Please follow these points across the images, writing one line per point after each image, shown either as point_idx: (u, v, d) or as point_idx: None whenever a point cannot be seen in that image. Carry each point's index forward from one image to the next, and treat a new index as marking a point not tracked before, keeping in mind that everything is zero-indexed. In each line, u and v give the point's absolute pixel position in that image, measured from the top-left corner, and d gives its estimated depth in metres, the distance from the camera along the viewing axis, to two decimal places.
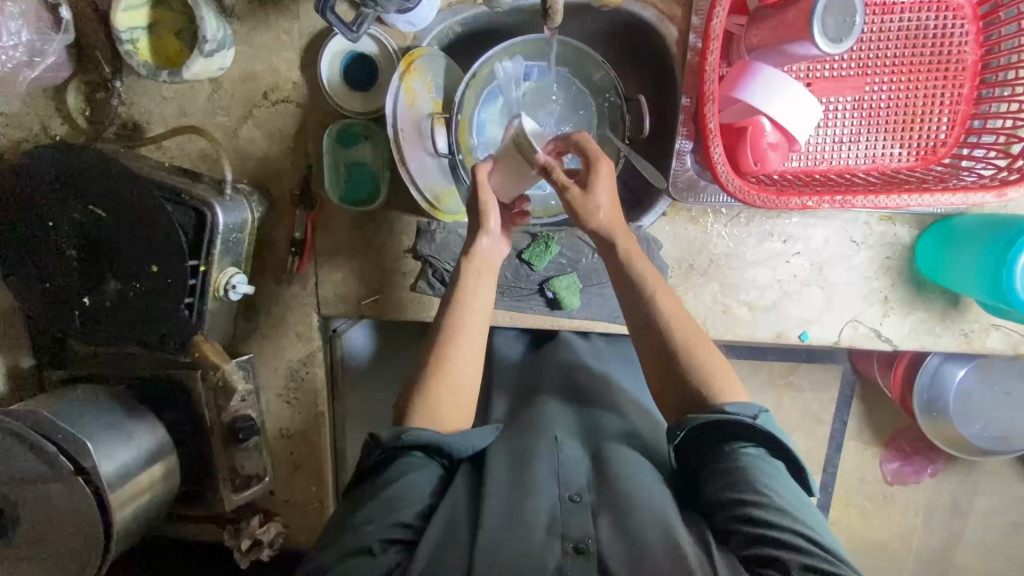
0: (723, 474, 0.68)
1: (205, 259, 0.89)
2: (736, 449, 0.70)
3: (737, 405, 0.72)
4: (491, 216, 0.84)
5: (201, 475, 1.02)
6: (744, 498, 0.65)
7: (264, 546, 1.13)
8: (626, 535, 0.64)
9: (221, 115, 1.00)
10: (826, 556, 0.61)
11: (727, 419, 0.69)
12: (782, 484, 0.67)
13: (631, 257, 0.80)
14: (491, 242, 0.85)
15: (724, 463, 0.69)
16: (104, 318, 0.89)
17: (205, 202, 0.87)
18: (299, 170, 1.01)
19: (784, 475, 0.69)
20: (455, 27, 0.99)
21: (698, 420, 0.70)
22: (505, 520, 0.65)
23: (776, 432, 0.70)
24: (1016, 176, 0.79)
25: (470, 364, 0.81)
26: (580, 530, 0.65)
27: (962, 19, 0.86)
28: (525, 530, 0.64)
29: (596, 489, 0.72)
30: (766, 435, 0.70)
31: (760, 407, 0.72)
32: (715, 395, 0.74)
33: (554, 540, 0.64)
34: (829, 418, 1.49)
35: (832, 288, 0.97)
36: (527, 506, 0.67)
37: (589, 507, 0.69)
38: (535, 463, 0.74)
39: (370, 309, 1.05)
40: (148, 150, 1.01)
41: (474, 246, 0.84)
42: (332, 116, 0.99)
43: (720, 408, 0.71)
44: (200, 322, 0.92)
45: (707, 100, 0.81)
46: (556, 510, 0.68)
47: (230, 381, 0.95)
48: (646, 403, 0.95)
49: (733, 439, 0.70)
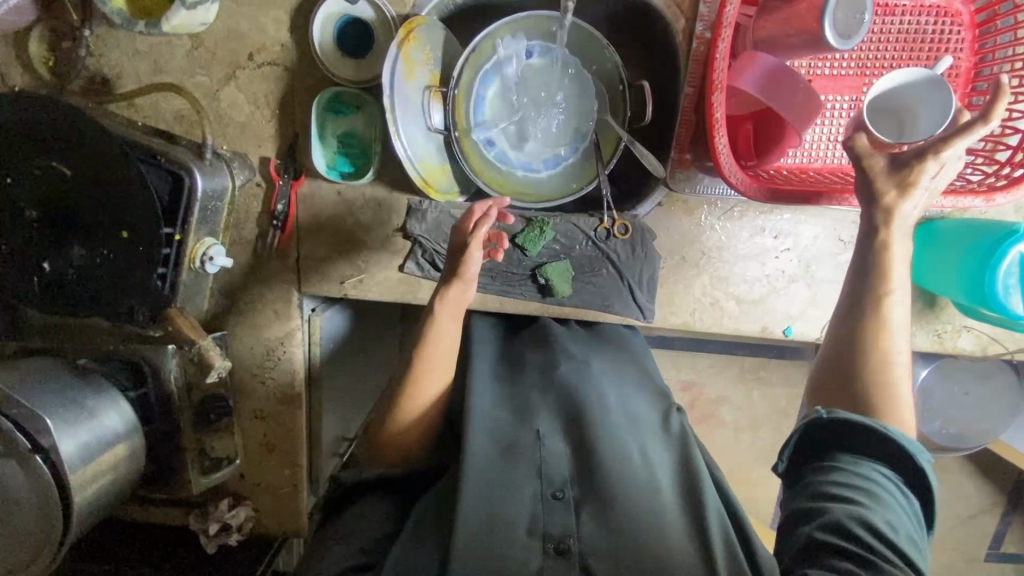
0: (835, 483, 0.62)
1: (182, 227, 0.84)
2: (869, 467, 0.63)
3: (898, 432, 0.64)
4: (472, 263, 0.80)
5: (166, 456, 0.97)
6: (855, 517, 0.58)
7: (232, 531, 1.09)
8: (609, 531, 0.65)
9: (200, 75, 0.93)
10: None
11: (883, 431, 0.63)
12: (906, 524, 0.60)
13: (892, 251, 0.71)
14: (465, 288, 0.81)
15: (843, 469, 0.63)
16: (72, 286, 0.83)
17: (184, 165, 0.82)
18: (286, 138, 0.95)
19: (912, 518, 0.62)
20: None
21: (852, 418, 0.64)
22: (488, 519, 0.66)
23: (927, 473, 0.64)
24: (1004, 183, 0.82)
25: (445, 354, 0.82)
26: (561, 529, 0.66)
27: (959, 26, 0.88)
28: (507, 530, 0.65)
29: (579, 482, 0.72)
30: (914, 469, 0.63)
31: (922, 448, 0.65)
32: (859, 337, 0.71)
33: (534, 542, 0.65)
34: (795, 412, 1.51)
35: (818, 285, 0.99)
36: (508, 504, 0.68)
37: (573, 503, 0.69)
38: (520, 458, 0.73)
39: (354, 289, 1.01)
40: (118, 109, 0.94)
41: (444, 291, 0.80)
42: (324, 83, 0.94)
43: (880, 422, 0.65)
44: (172, 294, 0.86)
45: (716, 88, 0.79)
46: (538, 508, 0.68)
47: (206, 357, 0.86)
48: (653, 379, 0.96)
49: (869, 460, 0.64)
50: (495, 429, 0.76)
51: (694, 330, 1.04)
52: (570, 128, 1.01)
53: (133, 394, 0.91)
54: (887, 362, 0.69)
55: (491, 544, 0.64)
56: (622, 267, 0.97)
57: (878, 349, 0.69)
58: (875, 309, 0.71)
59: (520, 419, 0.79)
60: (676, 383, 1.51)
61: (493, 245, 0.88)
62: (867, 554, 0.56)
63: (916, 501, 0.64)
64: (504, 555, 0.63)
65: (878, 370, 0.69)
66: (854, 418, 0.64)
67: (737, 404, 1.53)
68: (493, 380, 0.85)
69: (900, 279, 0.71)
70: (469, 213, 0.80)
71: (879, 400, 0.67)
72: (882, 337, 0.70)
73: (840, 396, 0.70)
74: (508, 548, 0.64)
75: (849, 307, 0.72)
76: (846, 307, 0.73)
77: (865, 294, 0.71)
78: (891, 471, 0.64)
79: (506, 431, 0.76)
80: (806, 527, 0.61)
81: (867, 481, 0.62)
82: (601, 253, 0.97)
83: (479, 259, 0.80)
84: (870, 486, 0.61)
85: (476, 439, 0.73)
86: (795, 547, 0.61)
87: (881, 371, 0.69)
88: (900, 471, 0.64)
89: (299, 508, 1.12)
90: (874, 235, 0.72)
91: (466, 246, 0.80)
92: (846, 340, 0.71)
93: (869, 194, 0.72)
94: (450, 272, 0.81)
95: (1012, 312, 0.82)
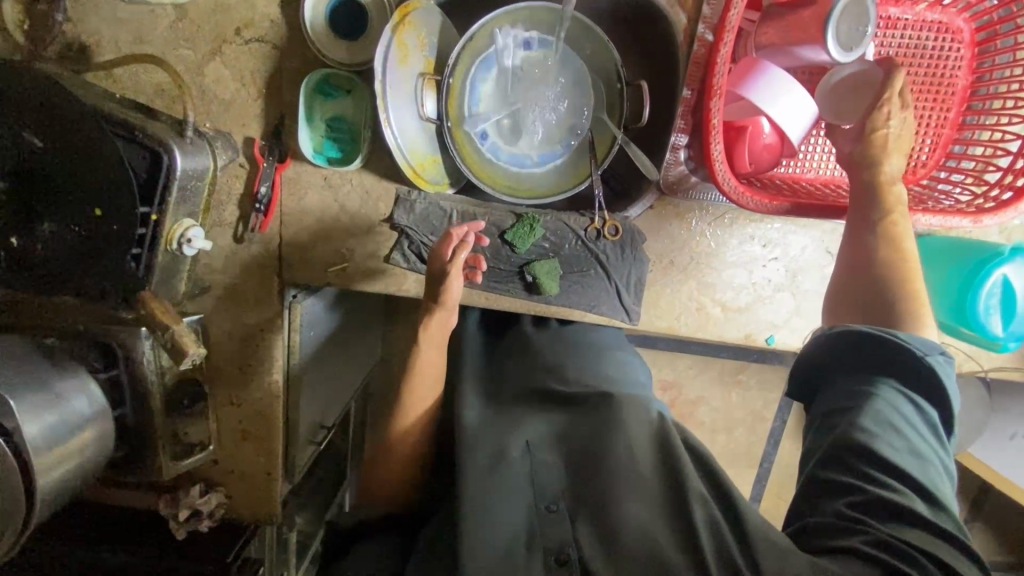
0: (841, 411, 0.64)
1: (159, 206, 0.80)
2: (878, 385, 0.63)
3: (908, 336, 0.65)
4: (454, 288, 0.80)
5: (136, 441, 0.93)
6: (856, 448, 0.59)
7: (203, 517, 1.07)
8: (606, 538, 0.62)
9: (184, 48, 0.90)
10: (909, 493, 0.57)
11: (892, 342, 0.63)
12: (917, 442, 0.60)
13: (890, 183, 0.76)
14: (445, 313, 0.82)
15: (850, 393, 0.64)
16: (50, 262, 0.80)
17: (162, 142, 0.78)
18: (272, 118, 0.92)
19: (926, 432, 0.62)
20: None
21: (862, 333, 0.65)
22: (480, 532, 0.63)
23: (944, 379, 0.63)
24: (992, 205, 0.83)
25: (429, 348, 0.82)
26: (559, 540, 0.63)
27: (959, 43, 0.88)
28: (506, 554, 0.62)
29: (572, 494, 0.68)
30: (927, 376, 0.63)
31: (940, 349, 0.64)
32: (881, 263, 0.73)
33: (536, 557, 0.62)
34: (771, 415, 1.53)
35: (803, 295, 1.00)
36: (500, 521, 0.64)
37: (567, 514, 0.66)
38: (512, 467, 0.70)
39: (337, 278, 0.99)
40: (95, 78, 0.90)
41: (427, 317, 0.82)
42: (313, 63, 0.91)
43: (894, 332, 0.65)
44: (147, 276, 0.82)
45: (714, 94, 0.78)
46: (532, 523, 0.65)
47: (179, 343, 0.81)
48: (641, 380, 0.96)
49: (882, 379, 0.64)
50: (481, 442, 0.75)
51: (677, 334, 1.04)
52: (564, 123, 1.00)
53: (103, 375, 0.88)
54: (902, 270, 0.73)
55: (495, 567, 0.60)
56: (611, 268, 0.97)
57: (890, 260, 0.73)
58: (881, 228, 0.75)
59: (505, 430, 0.78)
60: (656, 382, 1.52)
61: (471, 268, 0.88)
62: (867, 486, 0.57)
63: (932, 410, 0.63)
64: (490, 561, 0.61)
65: (893, 279, 0.72)
66: (862, 335, 0.65)
67: (716, 406, 1.54)
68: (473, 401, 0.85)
69: (897, 200, 0.75)
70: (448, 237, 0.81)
71: (897, 302, 0.70)
72: (892, 250, 0.73)
73: (873, 314, 0.72)
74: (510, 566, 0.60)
75: (859, 230, 0.76)
76: (854, 233, 0.77)
77: (867, 218, 0.76)
78: (903, 384, 0.63)
79: (492, 442, 0.74)
80: (813, 463, 0.63)
81: (874, 403, 0.62)
82: (589, 252, 0.96)
83: (460, 281, 0.80)
84: (877, 409, 0.61)
85: (467, 454, 0.73)
86: (803, 482, 0.63)
87: (898, 281, 0.72)
88: (915, 382, 0.63)
89: (272, 495, 1.11)
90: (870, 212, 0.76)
91: (446, 273, 0.80)
92: (857, 260, 0.75)
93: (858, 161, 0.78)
94: (432, 300, 0.82)
95: (990, 332, 0.84)
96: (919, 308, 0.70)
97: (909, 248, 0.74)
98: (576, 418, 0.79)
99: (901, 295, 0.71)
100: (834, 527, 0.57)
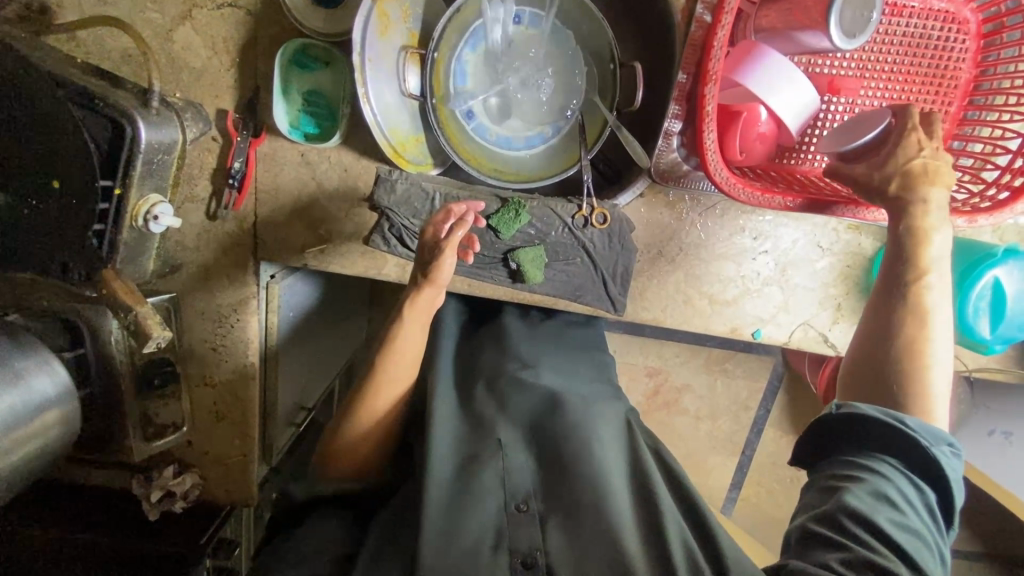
0: (839, 480, 0.62)
1: (122, 180, 0.75)
2: (877, 461, 0.61)
3: (917, 422, 0.63)
4: (445, 269, 0.77)
5: (102, 422, 0.90)
6: (847, 510, 0.57)
7: (177, 498, 1.05)
8: (574, 547, 0.62)
9: (151, 11, 0.85)
10: (897, 561, 0.54)
11: (896, 426, 0.61)
12: (914, 521, 0.58)
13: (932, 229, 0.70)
14: (433, 291, 0.79)
15: (848, 466, 0.63)
16: (19, 231, 0.78)
17: (125, 112, 0.72)
18: (246, 90, 0.88)
19: (923, 513, 0.60)
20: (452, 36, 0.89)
21: (861, 412, 0.63)
22: (446, 531, 0.62)
23: (945, 469, 0.61)
24: (987, 205, 0.80)
25: (410, 322, 0.79)
26: (527, 543, 0.63)
27: (965, 35, 0.84)
28: (472, 557, 0.61)
29: (545, 495, 0.68)
30: (926, 464, 0.61)
31: (949, 441, 0.62)
32: (905, 334, 0.67)
33: (502, 557, 0.62)
34: (755, 405, 1.52)
35: (791, 290, 0.98)
36: (469, 523, 0.63)
37: (537, 516, 0.66)
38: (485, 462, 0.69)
39: (315, 259, 0.95)
40: (57, 41, 0.85)
41: (415, 291, 0.79)
42: (289, 32, 0.86)
43: (901, 418, 0.62)
44: (112, 254, 0.78)
45: (710, 79, 0.75)
46: (501, 521, 0.65)
47: (144, 326, 0.76)
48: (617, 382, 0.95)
49: (882, 456, 0.62)
50: (455, 439, 0.74)
51: (662, 325, 1.02)
52: (554, 104, 0.95)
53: (68, 354, 0.83)
54: (921, 349, 0.67)
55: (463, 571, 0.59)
56: (598, 257, 0.94)
57: (913, 334, 0.67)
58: (908, 294, 0.69)
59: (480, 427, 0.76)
60: (641, 369, 1.52)
61: (464, 247, 0.82)
62: (854, 546, 0.55)
63: (929, 491, 0.61)
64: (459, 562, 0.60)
65: (909, 356, 0.67)
66: (866, 416, 0.63)
67: (701, 393, 1.53)
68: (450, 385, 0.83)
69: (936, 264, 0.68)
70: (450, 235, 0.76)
71: (904, 385, 0.66)
72: (915, 323, 0.68)
73: (871, 387, 0.68)
74: (476, 570, 0.60)
75: (883, 294, 0.71)
76: (879, 296, 0.71)
77: (897, 279, 0.70)
78: (903, 463, 0.61)
79: (466, 443, 0.73)
80: (804, 518, 0.61)
81: (872, 478, 0.60)
82: (577, 242, 0.92)
83: (452, 261, 0.77)
84: (875, 484, 0.59)
85: (439, 448, 0.70)
86: (791, 536, 0.61)
87: (914, 360, 0.66)
88: (916, 465, 0.61)
89: (248, 479, 1.08)
90: (898, 223, 0.71)
91: (438, 249, 0.77)
92: (875, 328, 0.70)
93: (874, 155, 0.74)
94: (421, 274, 0.78)
95: (977, 335, 0.83)
96: (926, 393, 0.66)
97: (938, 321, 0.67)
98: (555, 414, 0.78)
99: (912, 377, 0.66)
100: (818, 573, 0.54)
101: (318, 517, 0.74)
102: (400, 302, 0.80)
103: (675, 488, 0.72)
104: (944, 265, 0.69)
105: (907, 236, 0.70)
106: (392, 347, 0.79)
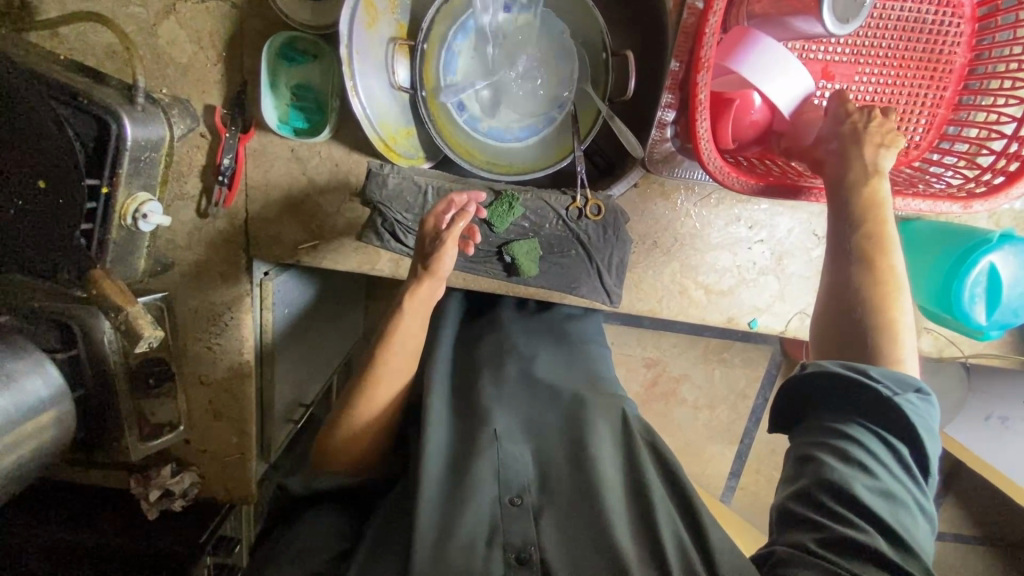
0: (812, 450, 0.60)
1: (109, 179, 0.74)
2: (845, 423, 0.60)
3: (880, 372, 0.61)
4: (446, 261, 0.76)
5: (100, 424, 0.90)
6: (821, 486, 0.57)
7: (175, 496, 1.05)
8: (568, 537, 0.62)
9: (134, 5, 0.83)
10: (873, 533, 0.54)
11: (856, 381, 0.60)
12: (893, 485, 0.57)
13: (874, 185, 0.70)
14: (432, 284, 0.78)
15: (819, 432, 0.62)
16: (9, 233, 0.77)
17: (111, 111, 0.71)
18: (233, 85, 0.86)
19: (899, 472, 0.58)
20: (442, 26, 0.88)
21: (826, 371, 0.62)
22: (440, 527, 0.62)
23: (915, 419, 0.58)
24: (982, 190, 0.80)
25: (410, 315, 0.78)
26: (522, 537, 0.63)
27: (959, 18, 0.83)
28: (467, 552, 0.60)
29: (540, 488, 0.68)
30: (902, 424, 0.58)
31: (916, 388, 0.60)
32: (861, 283, 0.66)
33: (496, 552, 0.61)
34: (753, 393, 1.52)
35: (787, 279, 0.98)
36: (464, 517, 0.63)
37: (531, 509, 0.66)
38: (478, 457, 0.68)
39: (307, 256, 0.95)
40: (39, 38, 0.83)
41: (414, 284, 0.78)
42: (275, 25, 0.85)
43: (861, 370, 0.61)
44: (102, 254, 0.77)
45: (702, 66, 0.74)
46: (496, 515, 0.65)
47: (134, 326, 0.74)
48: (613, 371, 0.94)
49: (854, 417, 0.60)
50: (450, 434, 0.73)
51: (659, 316, 1.02)
52: (545, 96, 0.94)
53: (61, 356, 0.81)
54: (880, 298, 0.65)
55: (456, 566, 0.59)
56: (593, 249, 0.92)
57: (870, 283, 0.66)
58: (860, 248, 0.68)
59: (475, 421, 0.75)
60: (640, 360, 1.52)
61: (465, 238, 0.83)
62: (827, 522, 0.55)
63: (904, 444, 0.59)
64: (454, 559, 0.59)
65: (870, 306, 0.65)
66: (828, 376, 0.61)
67: (698, 383, 1.53)
68: (447, 379, 0.82)
69: (880, 215, 0.68)
70: (461, 219, 0.75)
71: (871, 340, 0.64)
72: (868, 271, 0.66)
73: (834, 350, 0.67)
74: (471, 567, 0.59)
75: (838, 249, 0.70)
76: (831, 256, 0.70)
77: (846, 233, 0.69)
78: (872, 420, 0.60)
79: (462, 436, 0.73)
80: (784, 492, 0.61)
81: (840, 443, 0.59)
82: (572, 234, 0.91)
83: (454, 255, 0.76)
84: (847, 451, 0.58)
85: (433, 444, 0.70)
86: (774, 510, 0.61)
87: (875, 309, 0.65)
88: (886, 420, 0.59)
89: (246, 475, 1.08)
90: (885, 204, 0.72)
91: (440, 242, 0.75)
92: (835, 284, 0.68)
93: (860, 144, 0.72)
94: (422, 266, 0.77)
95: (973, 321, 0.83)
96: (897, 339, 0.63)
97: (891, 267, 0.66)
98: (553, 406, 0.78)
99: (873, 327, 0.64)
100: (797, 558, 0.54)
101: (315, 513, 0.74)
102: (393, 298, 0.79)
103: (672, 479, 0.72)
104: (888, 213, 0.69)
105: (851, 186, 0.71)
106: (385, 344, 0.78)
